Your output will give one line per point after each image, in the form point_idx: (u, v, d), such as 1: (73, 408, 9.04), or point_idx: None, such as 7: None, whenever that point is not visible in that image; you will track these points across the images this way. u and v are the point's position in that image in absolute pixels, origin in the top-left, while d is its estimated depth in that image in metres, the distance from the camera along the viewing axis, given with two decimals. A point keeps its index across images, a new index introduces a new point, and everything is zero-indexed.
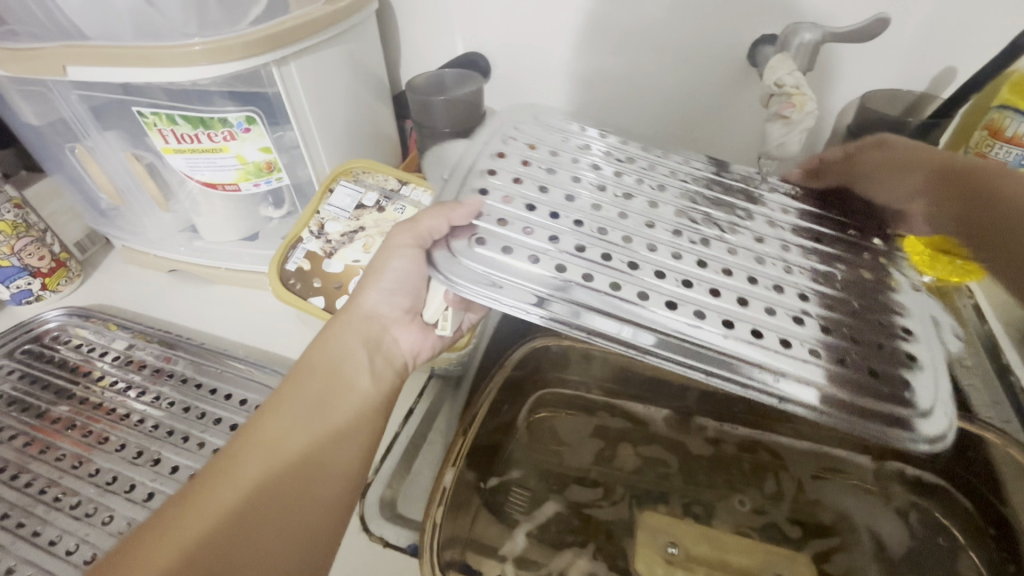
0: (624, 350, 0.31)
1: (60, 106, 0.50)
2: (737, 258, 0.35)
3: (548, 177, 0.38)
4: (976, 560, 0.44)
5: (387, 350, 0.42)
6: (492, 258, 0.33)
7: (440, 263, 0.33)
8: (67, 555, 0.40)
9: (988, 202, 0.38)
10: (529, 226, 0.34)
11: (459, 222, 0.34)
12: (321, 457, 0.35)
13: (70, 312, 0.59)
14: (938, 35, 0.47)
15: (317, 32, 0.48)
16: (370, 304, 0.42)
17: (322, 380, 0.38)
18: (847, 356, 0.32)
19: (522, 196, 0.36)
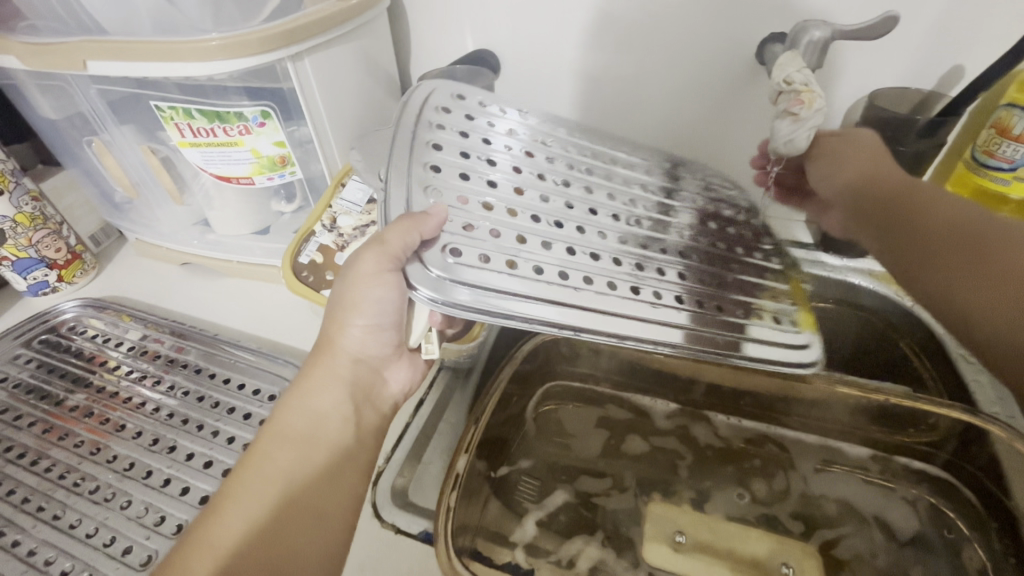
0: (604, 338, 0.34)
1: (79, 100, 0.51)
2: (665, 235, 0.41)
3: (490, 168, 0.38)
4: (981, 552, 0.45)
5: (369, 394, 0.42)
6: (468, 269, 0.33)
7: (416, 282, 0.33)
8: (87, 538, 0.41)
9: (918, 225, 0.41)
10: (494, 228, 0.35)
11: (428, 235, 0.33)
12: (300, 522, 0.35)
13: (85, 304, 0.60)
14: (946, 33, 0.48)
15: (331, 28, 0.49)
16: (350, 349, 0.41)
17: (300, 441, 0.38)
18: (750, 311, 0.39)
19: (476, 193, 0.36)
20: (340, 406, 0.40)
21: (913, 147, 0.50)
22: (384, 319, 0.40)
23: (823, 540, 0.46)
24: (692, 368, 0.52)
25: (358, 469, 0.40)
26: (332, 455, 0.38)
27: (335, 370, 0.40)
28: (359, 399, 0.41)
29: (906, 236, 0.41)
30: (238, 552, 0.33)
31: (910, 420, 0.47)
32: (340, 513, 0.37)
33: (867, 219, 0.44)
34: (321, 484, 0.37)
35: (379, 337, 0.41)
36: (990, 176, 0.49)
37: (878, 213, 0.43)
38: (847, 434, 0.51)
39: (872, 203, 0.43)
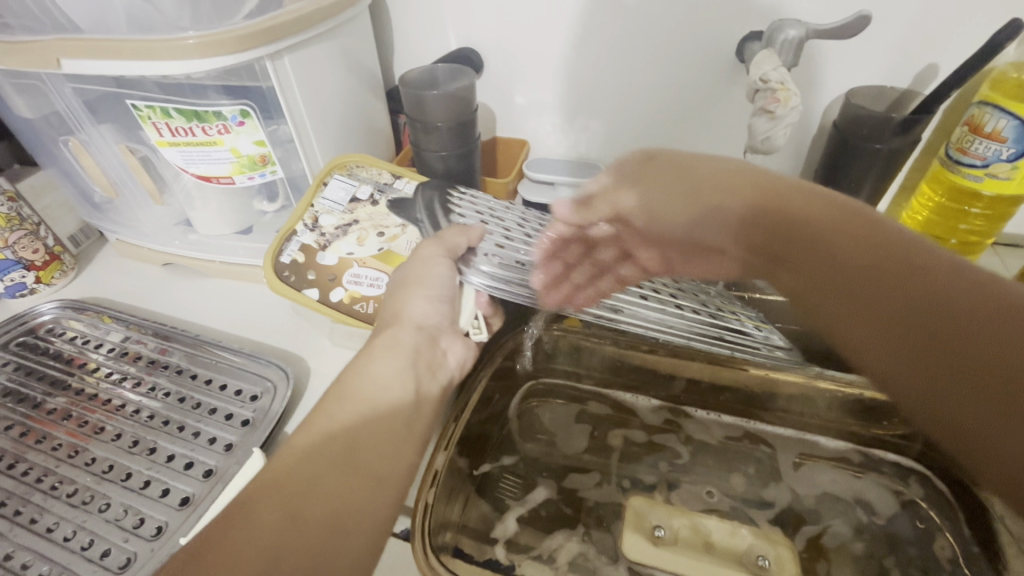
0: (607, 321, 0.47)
1: (55, 99, 0.51)
2: None
3: (503, 220, 0.52)
4: (954, 542, 0.45)
5: (431, 363, 0.41)
6: (506, 267, 0.46)
7: (470, 272, 0.45)
8: (65, 541, 0.41)
9: (818, 248, 0.33)
10: (518, 247, 0.48)
11: (474, 242, 0.46)
12: (361, 484, 0.33)
13: (64, 305, 0.59)
14: (919, 33, 0.48)
15: (310, 26, 0.49)
16: (414, 318, 0.42)
17: (364, 403, 0.36)
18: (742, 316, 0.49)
19: (497, 228, 0.50)
20: (404, 372, 0.39)
21: (889, 144, 0.50)
22: (442, 289, 0.43)
23: (801, 532, 0.47)
24: (672, 364, 0.52)
25: (417, 440, 0.38)
26: (394, 422, 0.37)
27: (401, 336, 0.41)
28: (422, 367, 0.40)
29: (815, 265, 0.33)
30: (303, 500, 0.32)
31: (885, 412, 0.49)
32: (399, 481, 0.35)
33: (780, 255, 0.36)
34: (383, 447, 0.36)
35: (439, 308, 0.43)
36: (963, 172, 0.49)
37: (784, 244, 0.35)
38: (823, 428, 0.51)
39: (776, 231, 0.35)
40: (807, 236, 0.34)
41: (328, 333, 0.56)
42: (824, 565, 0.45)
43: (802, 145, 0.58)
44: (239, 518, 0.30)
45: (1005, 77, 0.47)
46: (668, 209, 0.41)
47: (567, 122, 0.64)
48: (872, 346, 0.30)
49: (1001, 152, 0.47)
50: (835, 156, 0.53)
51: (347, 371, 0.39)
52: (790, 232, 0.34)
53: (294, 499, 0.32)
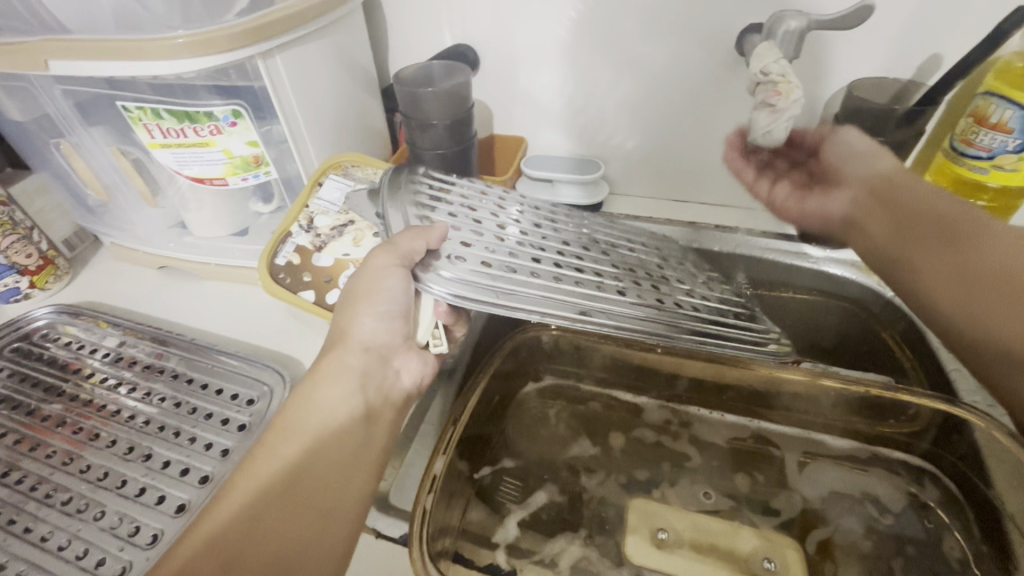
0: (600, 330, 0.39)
1: (45, 101, 0.50)
2: (630, 260, 0.47)
3: (474, 211, 0.44)
4: (961, 541, 0.45)
5: (381, 385, 0.41)
6: (472, 270, 0.38)
7: (429, 279, 0.38)
8: (58, 550, 0.40)
9: (942, 221, 0.40)
10: (488, 246, 0.40)
11: (434, 246, 0.39)
12: (309, 518, 0.35)
13: (59, 310, 0.58)
14: (922, 23, 0.47)
15: (303, 24, 0.48)
16: (361, 338, 0.41)
17: (307, 436, 0.37)
18: (729, 313, 0.47)
19: (466, 223, 0.42)
20: (350, 400, 0.39)
21: (892, 137, 0.49)
22: (394, 306, 0.40)
23: (806, 532, 0.46)
24: (673, 364, 0.52)
25: (368, 466, 0.38)
26: (340, 452, 0.37)
27: (347, 360, 0.40)
28: (370, 391, 0.40)
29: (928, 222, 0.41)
30: (246, 541, 0.33)
31: (892, 411, 0.47)
32: (348, 510, 0.36)
33: (886, 204, 0.44)
34: (330, 479, 0.36)
35: (391, 325, 0.41)
36: (968, 164, 0.49)
37: (904, 201, 0.43)
38: (828, 427, 0.51)
39: (896, 192, 0.44)
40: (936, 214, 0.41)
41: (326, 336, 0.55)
42: (831, 566, 0.44)
43: None
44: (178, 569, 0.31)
45: (1010, 66, 0.46)
46: (872, 160, 0.46)
47: (565, 119, 0.63)
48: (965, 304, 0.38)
49: (1007, 144, 0.46)
50: None
51: (290, 400, 0.39)
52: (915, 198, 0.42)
53: (238, 539, 0.32)
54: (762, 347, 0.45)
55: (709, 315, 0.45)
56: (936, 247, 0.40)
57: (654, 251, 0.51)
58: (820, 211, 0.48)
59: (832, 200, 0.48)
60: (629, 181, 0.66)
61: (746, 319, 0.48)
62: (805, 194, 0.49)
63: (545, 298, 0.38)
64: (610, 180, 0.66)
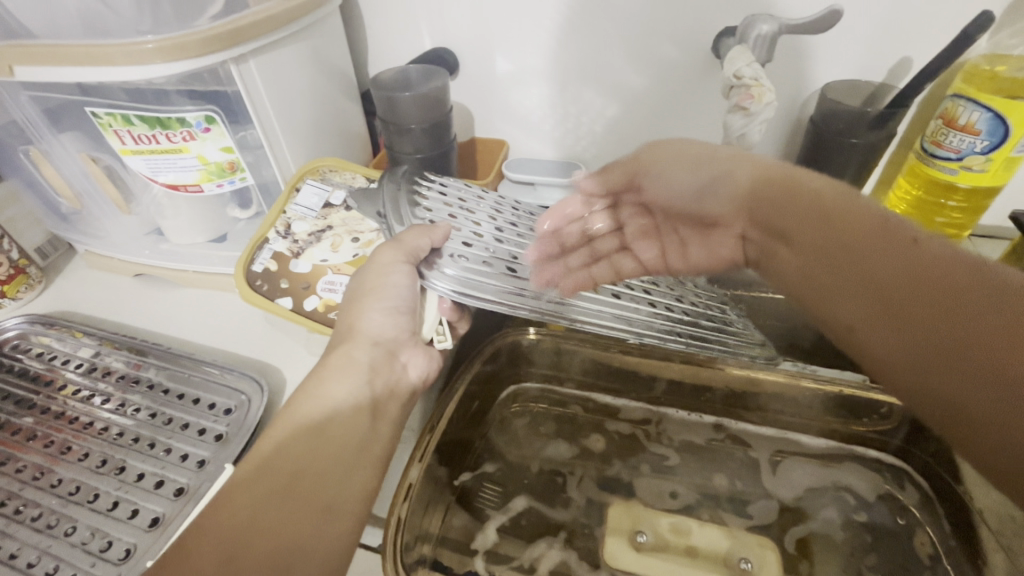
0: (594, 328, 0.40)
1: (12, 108, 0.49)
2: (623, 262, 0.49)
3: (474, 212, 0.45)
4: (932, 536, 0.45)
5: (388, 381, 0.41)
6: (475, 268, 0.39)
7: (433, 276, 0.39)
8: (27, 568, 0.39)
9: (821, 225, 0.34)
10: (490, 246, 0.41)
11: (438, 244, 0.39)
12: (312, 513, 0.34)
13: (31, 320, 0.57)
14: (891, 27, 0.48)
15: (276, 29, 0.48)
16: (369, 333, 0.41)
17: (313, 429, 0.36)
18: (716, 311, 0.49)
19: (466, 224, 0.42)
20: (358, 393, 0.38)
21: (865, 138, 0.50)
22: (401, 301, 0.41)
23: (783, 530, 0.46)
24: (652, 365, 0.52)
25: (371, 460, 0.38)
26: (345, 445, 0.37)
27: (355, 354, 0.40)
28: (378, 386, 0.40)
29: (831, 241, 0.34)
30: (247, 539, 0.32)
31: (866, 410, 0.49)
32: (349, 504, 0.35)
33: (768, 226, 0.38)
34: (333, 473, 0.36)
35: (397, 321, 0.41)
36: (938, 165, 0.49)
37: (776, 212, 0.37)
38: (806, 426, 0.51)
39: (791, 207, 0.36)
40: (807, 218, 0.35)
41: (304, 342, 0.55)
42: (808, 565, 0.44)
43: (780, 141, 0.58)
44: (177, 564, 0.30)
45: (978, 69, 0.48)
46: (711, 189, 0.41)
47: (545, 122, 0.63)
48: (870, 330, 0.32)
49: (976, 145, 0.47)
50: (813, 152, 0.53)
51: (296, 392, 0.39)
52: (784, 203, 0.37)
53: (238, 536, 0.32)
54: (750, 353, 0.47)
55: (699, 313, 0.47)
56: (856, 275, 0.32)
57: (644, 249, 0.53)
58: (710, 257, 0.44)
59: (725, 239, 0.43)
60: None
61: (734, 321, 0.49)
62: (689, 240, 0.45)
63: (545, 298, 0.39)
64: None
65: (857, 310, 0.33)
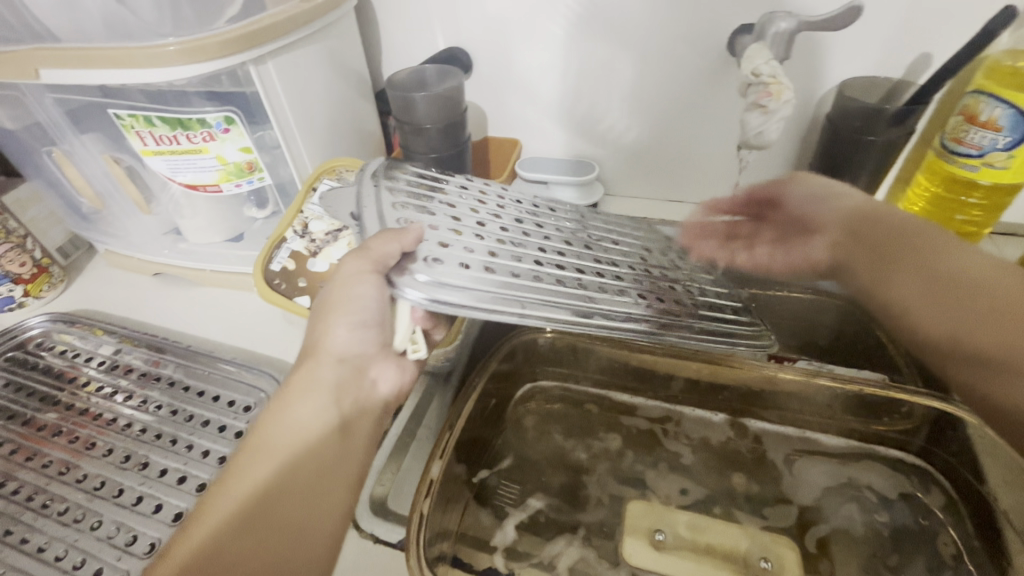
0: (594, 329, 0.35)
1: (35, 110, 0.50)
2: (627, 257, 0.44)
3: (452, 206, 0.38)
4: (955, 536, 0.45)
5: (357, 398, 0.37)
6: (452, 272, 0.32)
7: (405, 284, 0.32)
8: (56, 561, 0.40)
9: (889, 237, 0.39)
10: (469, 245, 0.35)
11: (409, 247, 0.33)
12: (282, 543, 0.31)
13: (54, 318, 0.58)
14: (911, 22, 0.48)
15: (293, 30, 0.48)
16: (336, 350, 0.37)
17: (278, 456, 0.33)
18: (722, 307, 0.46)
19: (444, 221, 0.36)
20: (325, 415, 0.35)
21: (884, 136, 0.50)
22: (370, 314, 0.36)
23: (802, 529, 0.46)
24: (669, 365, 0.52)
25: (344, 483, 0.35)
26: (315, 470, 0.34)
27: (319, 374, 0.36)
28: (346, 404, 0.37)
29: (901, 249, 0.39)
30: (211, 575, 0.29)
31: (886, 409, 0.48)
32: (325, 532, 0.33)
33: (854, 235, 0.42)
34: (305, 500, 0.33)
35: (367, 335, 0.37)
36: (959, 162, 0.49)
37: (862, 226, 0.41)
38: (823, 425, 0.51)
39: (869, 224, 0.41)
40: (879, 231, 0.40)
41: None
42: (829, 564, 0.44)
43: (798, 139, 0.58)
44: None
45: (1000, 65, 0.47)
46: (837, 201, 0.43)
47: (560, 121, 0.63)
48: (926, 312, 0.37)
49: (998, 141, 0.46)
50: (831, 150, 0.53)
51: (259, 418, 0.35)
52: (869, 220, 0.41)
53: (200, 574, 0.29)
54: (759, 345, 0.44)
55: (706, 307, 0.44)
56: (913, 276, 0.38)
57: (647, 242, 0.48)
58: (805, 259, 0.47)
59: (816, 247, 0.45)
60: (624, 182, 0.66)
61: (740, 312, 0.47)
62: (783, 246, 0.48)
63: (551, 304, 0.33)
64: (604, 181, 0.67)
65: (915, 300, 0.38)
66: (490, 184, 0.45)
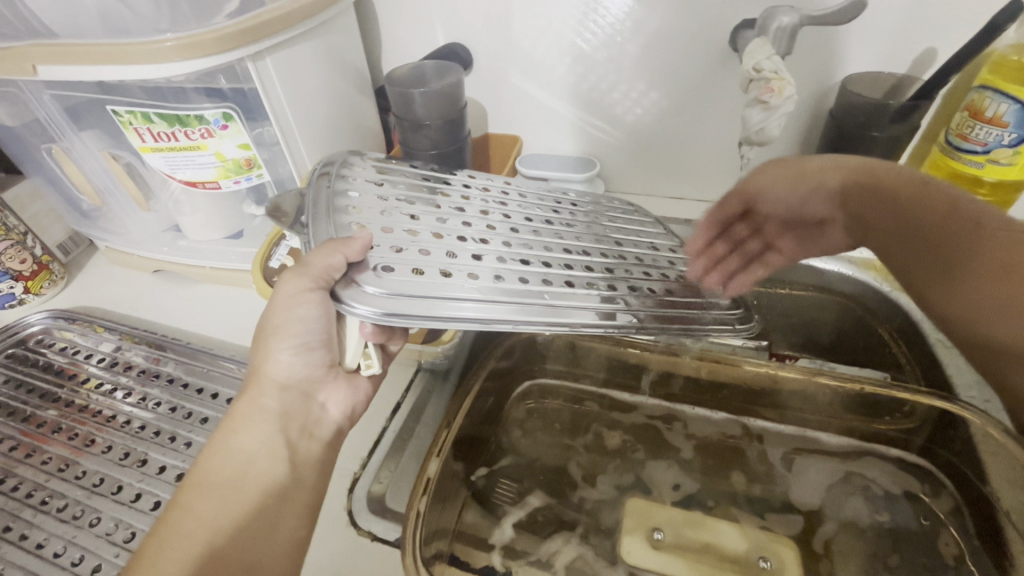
0: (561, 330, 0.33)
1: (34, 106, 0.50)
2: (604, 245, 0.42)
3: (411, 206, 0.37)
4: (957, 536, 0.45)
5: (304, 424, 0.38)
6: (403, 281, 0.31)
7: (350, 297, 0.30)
8: (55, 557, 0.40)
9: (892, 208, 0.35)
10: (425, 247, 0.34)
11: (355, 257, 0.32)
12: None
13: (55, 315, 0.58)
14: (915, 17, 0.47)
15: (292, 25, 0.48)
16: (277, 376, 0.38)
17: (223, 486, 0.33)
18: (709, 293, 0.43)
19: (401, 224, 0.35)
20: (271, 443, 0.36)
21: (887, 132, 0.49)
22: (311, 337, 0.37)
23: (803, 528, 0.46)
24: (668, 363, 0.52)
25: (294, 510, 0.35)
26: (262, 499, 0.34)
27: (264, 402, 0.37)
28: (293, 430, 0.37)
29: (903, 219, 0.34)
30: None
31: (888, 408, 0.47)
32: (276, 562, 0.33)
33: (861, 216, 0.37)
34: (252, 532, 0.33)
35: (309, 359, 0.38)
36: (963, 159, 0.48)
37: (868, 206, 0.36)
38: (824, 424, 0.51)
39: (871, 200, 0.36)
40: (882, 206, 0.36)
41: None
42: (828, 564, 0.44)
43: (801, 135, 0.57)
44: None
45: (1006, 60, 0.46)
46: (813, 196, 0.39)
47: (561, 117, 0.63)
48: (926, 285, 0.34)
49: (1003, 139, 0.46)
50: (834, 146, 0.52)
51: (202, 450, 0.35)
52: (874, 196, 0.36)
53: None
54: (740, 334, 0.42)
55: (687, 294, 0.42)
56: (912, 247, 0.34)
57: (632, 231, 0.47)
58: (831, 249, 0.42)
59: (833, 236, 0.41)
60: (624, 179, 0.66)
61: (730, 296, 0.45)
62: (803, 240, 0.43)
63: (517, 309, 0.32)
64: (604, 178, 0.66)
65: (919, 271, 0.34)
66: (461, 176, 0.44)
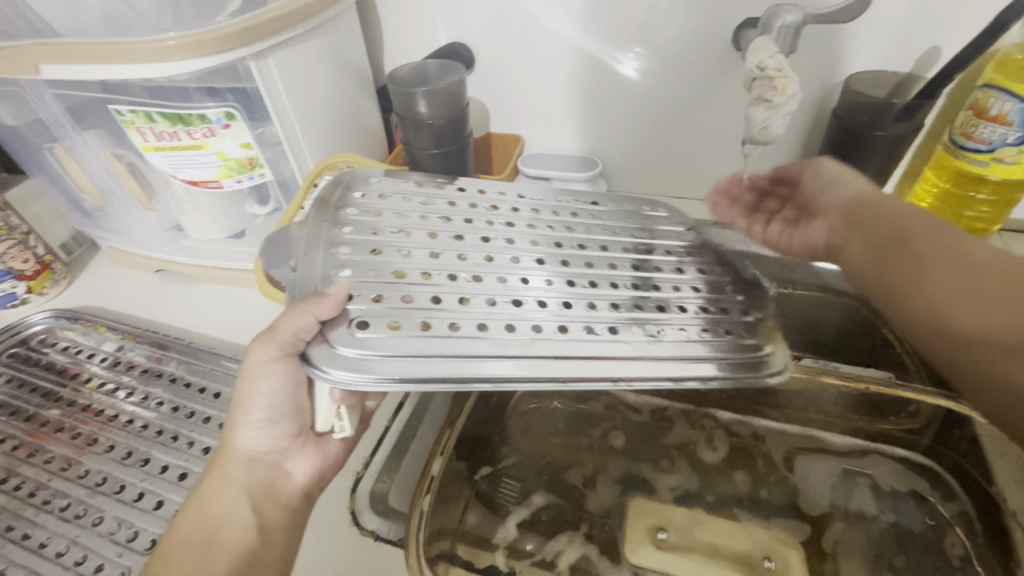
0: (546, 383, 0.32)
1: (36, 106, 0.50)
2: (617, 271, 0.40)
3: (406, 238, 0.38)
4: (962, 537, 0.44)
5: (273, 493, 0.38)
6: (381, 340, 0.31)
7: (322, 361, 0.31)
8: (57, 556, 0.40)
9: (886, 224, 0.37)
10: (409, 295, 0.34)
11: (327, 316, 0.32)
12: None
13: (58, 315, 0.58)
14: (919, 16, 0.47)
15: (294, 24, 0.48)
16: (245, 448, 0.38)
17: (189, 559, 0.33)
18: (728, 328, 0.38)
19: (389, 264, 0.36)
20: (238, 511, 0.35)
21: (891, 131, 0.49)
22: (280, 407, 0.37)
23: (806, 528, 0.46)
24: None
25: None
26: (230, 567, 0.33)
27: (229, 473, 0.37)
28: (262, 499, 0.37)
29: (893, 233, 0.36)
30: None
31: (893, 407, 0.47)
32: None
33: (859, 224, 0.38)
34: None
35: (276, 430, 0.38)
36: (968, 158, 0.48)
37: (867, 217, 0.38)
38: (828, 424, 0.51)
39: (870, 212, 0.38)
40: (880, 222, 0.37)
41: None
42: (832, 565, 0.44)
43: (804, 135, 0.57)
44: None
45: (1010, 58, 0.46)
46: (848, 186, 0.40)
47: (563, 117, 0.63)
48: (922, 289, 0.33)
49: (1008, 137, 0.45)
50: (837, 145, 0.52)
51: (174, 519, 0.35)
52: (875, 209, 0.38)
53: None
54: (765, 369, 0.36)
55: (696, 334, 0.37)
56: (895, 258, 0.35)
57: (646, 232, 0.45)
58: (803, 242, 0.42)
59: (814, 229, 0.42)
60: (627, 179, 0.65)
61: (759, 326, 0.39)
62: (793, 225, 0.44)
63: (501, 366, 0.32)
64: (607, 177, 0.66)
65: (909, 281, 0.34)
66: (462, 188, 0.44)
